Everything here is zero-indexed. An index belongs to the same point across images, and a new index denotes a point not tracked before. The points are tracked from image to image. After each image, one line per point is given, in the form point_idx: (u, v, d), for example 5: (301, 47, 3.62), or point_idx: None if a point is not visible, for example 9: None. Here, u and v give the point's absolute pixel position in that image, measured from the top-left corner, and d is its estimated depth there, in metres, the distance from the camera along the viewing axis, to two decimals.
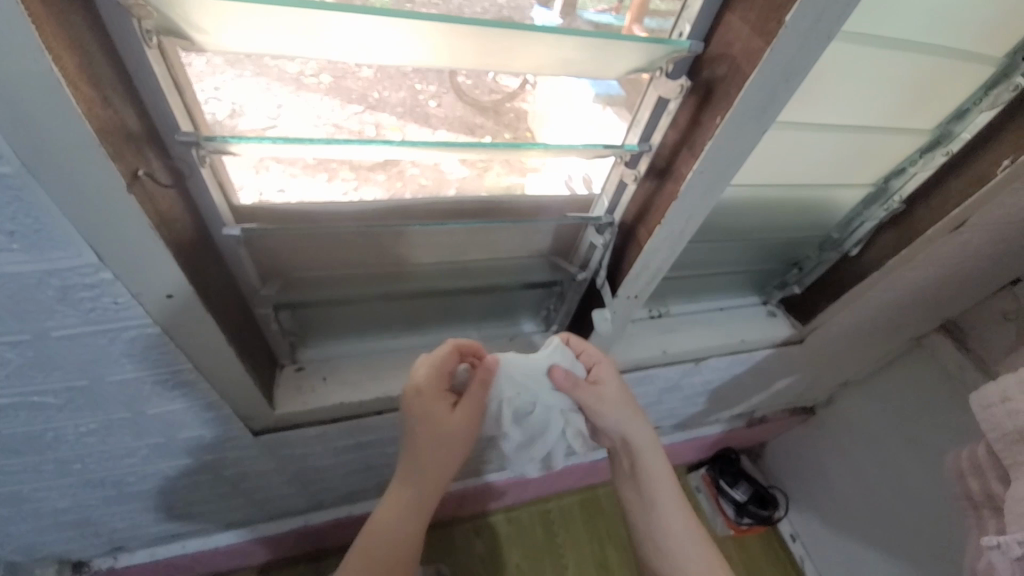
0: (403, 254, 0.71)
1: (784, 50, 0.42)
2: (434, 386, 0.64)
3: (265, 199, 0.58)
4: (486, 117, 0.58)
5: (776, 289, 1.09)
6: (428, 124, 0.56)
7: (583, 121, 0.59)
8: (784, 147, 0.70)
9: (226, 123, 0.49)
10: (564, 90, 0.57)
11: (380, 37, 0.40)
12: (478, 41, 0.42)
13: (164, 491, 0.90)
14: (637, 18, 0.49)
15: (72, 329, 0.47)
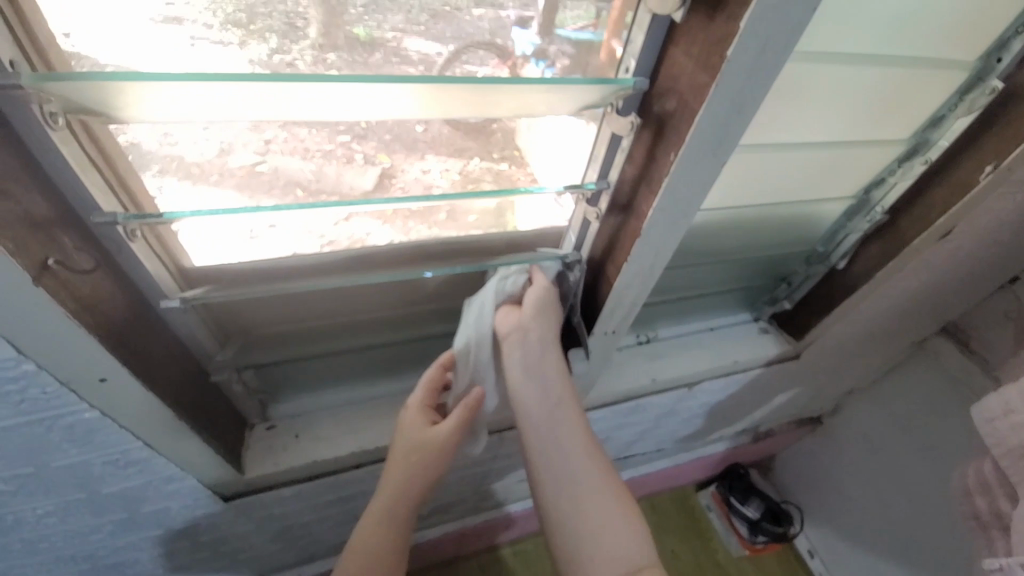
0: (388, 300, 0.68)
1: (730, 82, 0.39)
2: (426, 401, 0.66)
3: (258, 236, 0.56)
4: (473, 138, 0.56)
5: (766, 305, 1.05)
6: (417, 152, 0.54)
7: (575, 143, 0.58)
8: (757, 166, 0.68)
9: (216, 162, 0.48)
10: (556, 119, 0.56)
11: (349, 98, 0.38)
12: (453, 94, 0.41)
13: (143, 560, 0.86)
14: (614, 32, 0.47)
15: (5, 421, 0.44)
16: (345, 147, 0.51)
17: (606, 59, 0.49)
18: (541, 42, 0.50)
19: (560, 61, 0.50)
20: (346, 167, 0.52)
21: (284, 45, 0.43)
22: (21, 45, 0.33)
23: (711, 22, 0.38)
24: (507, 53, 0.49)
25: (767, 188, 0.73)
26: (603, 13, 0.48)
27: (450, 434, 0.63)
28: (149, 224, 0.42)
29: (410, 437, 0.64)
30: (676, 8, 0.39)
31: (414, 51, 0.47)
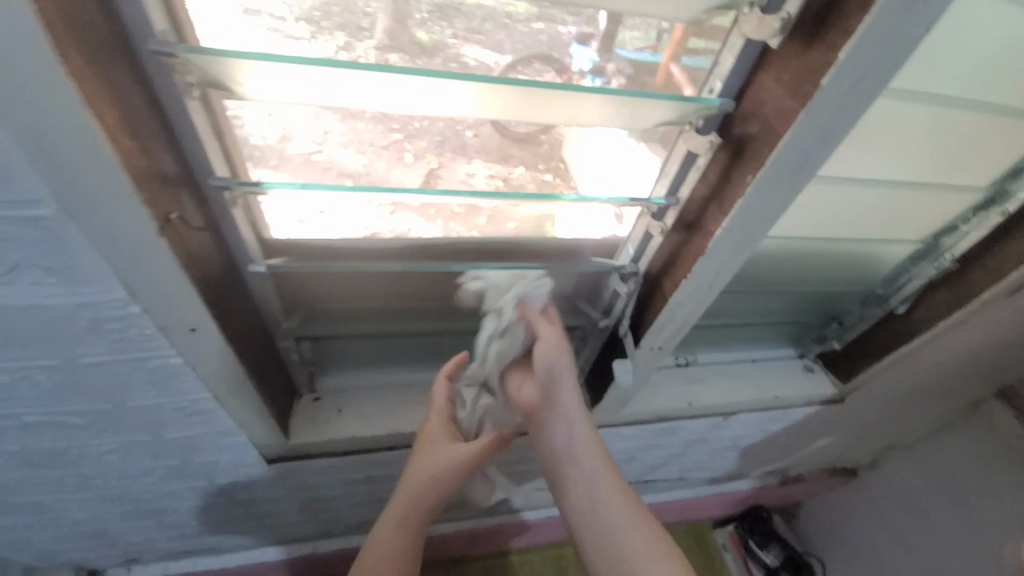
0: (443, 291, 0.71)
1: (820, 111, 0.40)
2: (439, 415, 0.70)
3: (307, 223, 0.60)
4: (521, 147, 0.59)
5: (813, 343, 1.02)
6: (465, 155, 0.56)
7: (628, 160, 0.59)
8: (826, 201, 0.67)
9: (276, 147, 0.51)
10: (603, 135, 0.57)
11: (431, 96, 0.41)
12: (503, 94, 0.42)
13: (179, 510, 0.90)
14: (675, 56, 0.49)
15: (102, 357, 0.48)
16: (396, 146, 0.54)
17: (663, 83, 0.50)
18: (599, 60, 0.51)
19: (615, 80, 0.50)
20: (398, 165, 0.54)
21: (351, 43, 0.45)
22: (170, 15, 0.35)
23: (807, 51, 0.39)
24: (563, 68, 0.51)
25: (831, 223, 0.72)
26: (665, 37, 0.49)
27: (474, 453, 0.65)
28: (252, 192, 0.46)
29: (429, 453, 0.66)
30: (773, 35, 0.40)
31: (471, 58, 0.48)
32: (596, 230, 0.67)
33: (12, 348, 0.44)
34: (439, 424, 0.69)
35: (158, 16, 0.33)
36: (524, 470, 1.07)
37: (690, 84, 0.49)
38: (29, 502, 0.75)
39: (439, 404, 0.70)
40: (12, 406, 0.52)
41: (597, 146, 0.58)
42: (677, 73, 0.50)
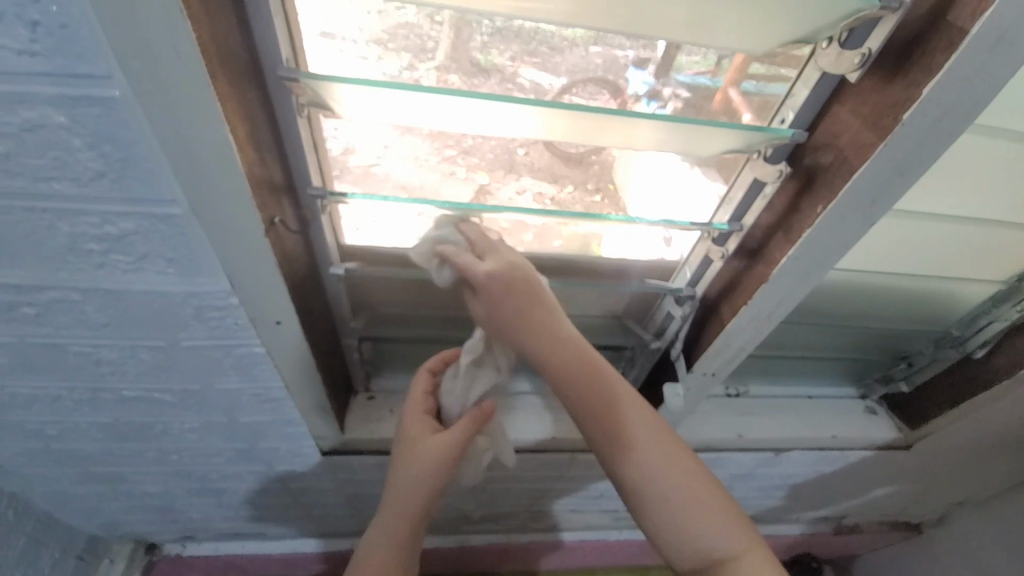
0: None
1: (902, 144, 0.40)
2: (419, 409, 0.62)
3: (363, 228, 0.61)
4: (571, 168, 0.59)
5: (877, 383, 0.96)
6: (514, 172, 0.58)
7: (682, 181, 0.58)
8: (899, 236, 0.65)
9: (340, 159, 0.54)
10: (658, 159, 0.56)
11: (508, 118, 0.44)
12: (573, 117, 0.44)
13: (236, 492, 0.96)
14: (733, 81, 0.50)
15: (200, 341, 0.53)
16: (450, 162, 0.57)
17: (720, 107, 0.51)
18: (655, 83, 0.51)
19: (671, 103, 0.52)
20: (449, 178, 0.57)
21: (414, 64, 0.47)
22: (291, 44, 0.40)
23: (887, 85, 0.40)
24: (617, 90, 0.52)
25: (903, 261, 0.69)
26: (724, 63, 0.49)
27: (452, 444, 0.57)
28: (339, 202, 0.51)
29: (407, 452, 0.59)
30: (852, 70, 0.40)
31: (528, 80, 0.51)
32: (641, 251, 0.66)
33: (129, 327, 0.50)
34: (418, 418, 0.61)
35: (284, 46, 0.38)
36: (561, 488, 1.06)
37: (749, 110, 0.50)
38: (112, 470, 0.82)
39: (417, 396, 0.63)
40: (118, 380, 0.58)
41: (649, 168, 0.58)
42: (735, 97, 0.50)
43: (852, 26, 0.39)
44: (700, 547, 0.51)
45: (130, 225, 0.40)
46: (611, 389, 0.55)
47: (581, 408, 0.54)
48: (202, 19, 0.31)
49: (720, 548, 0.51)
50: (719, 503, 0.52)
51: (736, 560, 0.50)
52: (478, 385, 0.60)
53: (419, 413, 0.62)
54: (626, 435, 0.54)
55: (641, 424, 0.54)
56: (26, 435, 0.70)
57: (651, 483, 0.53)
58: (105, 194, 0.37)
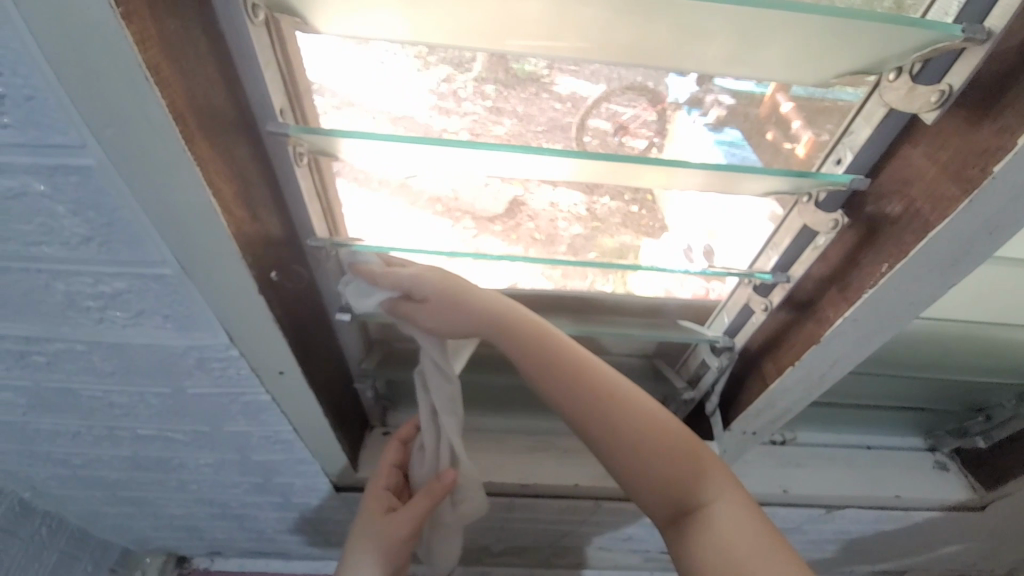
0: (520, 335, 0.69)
1: (991, 199, 0.33)
2: (380, 484, 0.66)
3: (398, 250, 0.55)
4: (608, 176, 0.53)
5: (949, 436, 0.85)
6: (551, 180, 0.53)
7: (736, 217, 0.53)
8: (981, 284, 0.56)
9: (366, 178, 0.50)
10: (704, 202, 0.52)
11: (525, 166, 0.40)
12: (597, 164, 0.39)
13: (256, 517, 0.96)
14: (784, 85, 0.44)
15: (204, 389, 0.52)
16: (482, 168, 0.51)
17: (767, 117, 0.46)
18: (698, 90, 0.46)
19: (715, 110, 0.47)
20: (484, 191, 0.52)
21: (452, 75, 0.44)
22: (288, 95, 0.37)
23: (974, 128, 0.33)
24: (658, 97, 0.46)
25: (989, 309, 0.59)
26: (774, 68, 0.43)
27: (402, 523, 0.60)
28: (345, 249, 0.48)
29: (364, 530, 0.63)
30: (928, 108, 0.34)
31: (565, 87, 0.46)
32: (676, 290, 0.60)
33: (134, 375, 0.49)
34: (378, 496, 0.65)
35: (278, 96, 0.36)
36: (587, 528, 1.00)
37: (801, 117, 0.44)
38: (137, 495, 0.83)
39: (385, 467, 0.67)
40: (131, 420, 0.58)
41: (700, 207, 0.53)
42: (784, 104, 0.45)
43: (928, 57, 0.32)
44: (668, 496, 0.49)
45: (122, 284, 0.38)
46: (575, 360, 0.50)
47: (544, 377, 0.50)
48: (174, 79, 0.29)
49: (690, 494, 0.48)
50: (691, 454, 0.50)
51: (710, 503, 0.48)
52: (435, 459, 0.60)
53: (381, 486, 0.66)
54: (597, 393, 0.49)
55: (610, 387, 0.50)
56: (54, 463, 0.71)
57: (621, 445, 0.49)
58: (94, 256, 0.36)
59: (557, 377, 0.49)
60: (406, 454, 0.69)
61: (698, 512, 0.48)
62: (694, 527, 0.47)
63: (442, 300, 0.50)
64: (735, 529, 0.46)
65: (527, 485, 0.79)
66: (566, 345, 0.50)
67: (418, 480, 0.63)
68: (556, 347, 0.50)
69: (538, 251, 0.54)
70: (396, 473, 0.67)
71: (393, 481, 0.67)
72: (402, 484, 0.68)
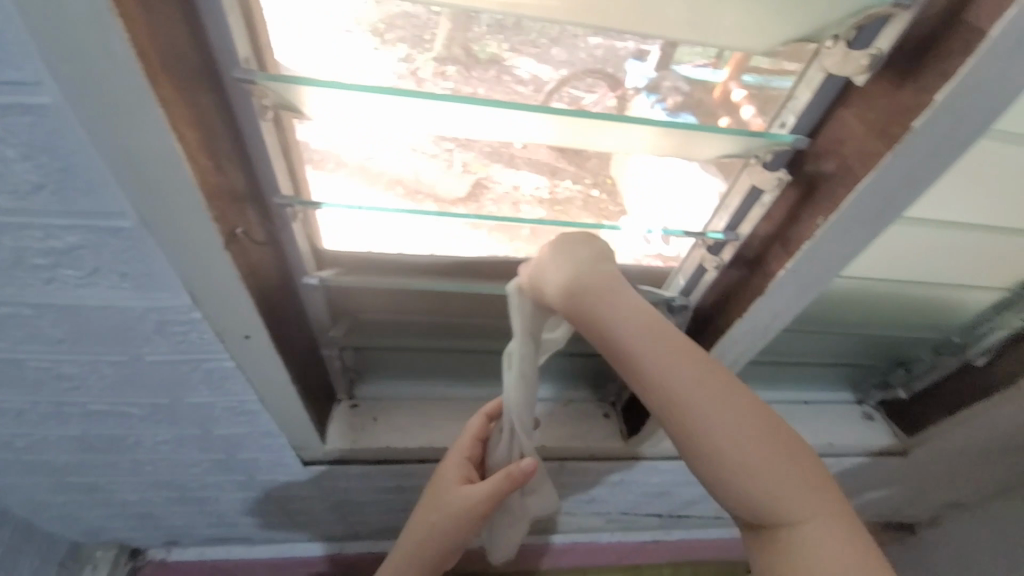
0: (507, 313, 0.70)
1: (908, 155, 0.38)
2: (459, 452, 0.64)
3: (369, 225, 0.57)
4: (567, 161, 0.56)
5: (875, 389, 0.95)
6: (513, 165, 0.55)
7: (685, 189, 0.56)
8: (901, 244, 0.62)
9: (317, 164, 0.51)
10: (659, 171, 0.55)
11: (494, 122, 0.41)
12: (560, 121, 0.40)
13: (217, 501, 0.93)
14: (735, 74, 0.47)
15: (163, 356, 0.50)
16: (447, 155, 0.53)
17: (721, 103, 0.49)
18: (655, 77, 0.50)
19: (671, 97, 0.50)
20: (445, 173, 0.53)
21: (411, 55, 0.45)
22: (253, 45, 0.36)
23: (898, 90, 0.37)
24: (616, 83, 0.49)
25: (909, 271, 0.67)
26: (725, 54, 0.47)
27: (480, 497, 0.57)
28: (311, 209, 0.48)
29: (440, 496, 0.61)
30: (860, 72, 0.37)
31: (524, 70, 0.47)
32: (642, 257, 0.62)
33: (89, 343, 0.47)
34: (457, 463, 0.63)
35: (242, 45, 0.35)
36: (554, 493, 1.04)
37: (751, 104, 0.47)
38: (87, 480, 0.79)
39: (468, 439, 0.66)
40: (83, 394, 0.55)
41: (656, 177, 0.56)
42: (738, 92, 0.48)
43: (861, 24, 0.36)
44: (768, 516, 0.41)
45: (75, 239, 0.36)
46: (669, 362, 0.42)
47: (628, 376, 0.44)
48: (140, 17, 0.28)
49: (783, 515, 0.41)
50: (794, 468, 0.41)
51: (805, 525, 0.40)
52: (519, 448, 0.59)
53: (460, 457, 0.64)
54: (692, 384, 0.42)
55: (702, 395, 0.41)
56: None
57: (726, 455, 0.41)
58: (45, 206, 0.34)
59: (637, 381, 0.43)
60: (490, 431, 0.67)
61: (786, 531, 0.41)
62: (780, 548, 0.41)
63: (544, 288, 0.47)
64: (829, 557, 0.40)
65: None
66: (673, 339, 0.43)
67: (498, 462, 0.61)
68: (647, 322, 0.44)
69: (501, 235, 0.60)
70: (477, 446, 0.65)
71: (474, 453, 0.65)
72: (480, 459, 0.66)
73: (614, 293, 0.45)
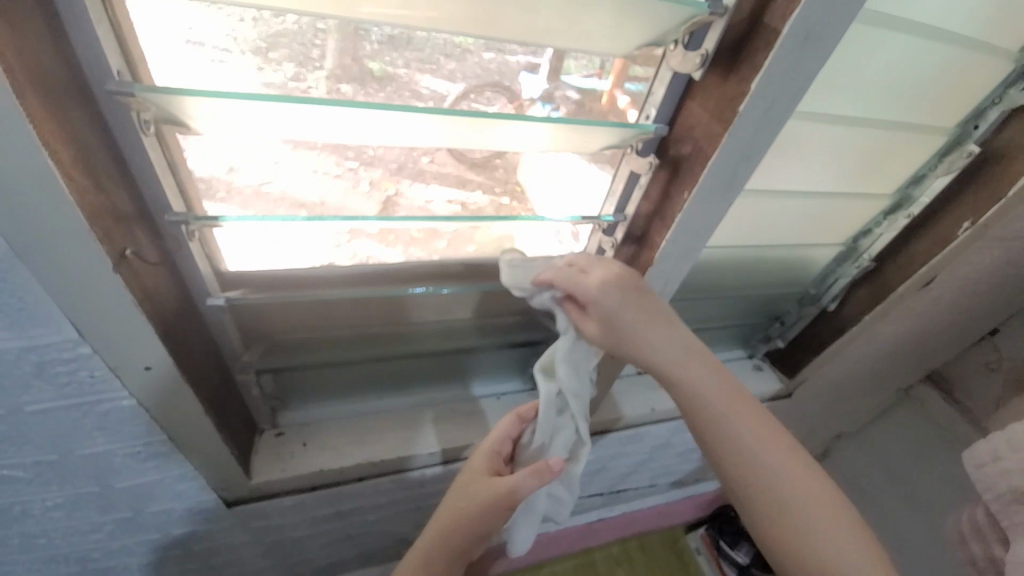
0: (402, 318, 0.72)
1: (739, 133, 0.47)
2: (491, 447, 0.65)
3: (280, 244, 0.57)
4: (479, 172, 0.60)
5: (760, 343, 1.09)
6: (422, 180, 0.57)
7: (581, 183, 0.62)
8: (754, 213, 0.75)
9: (219, 179, 0.49)
10: (557, 167, 0.61)
11: (388, 124, 0.42)
12: (449, 122, 0.43)
13: (128, 570, 0.83)
14: (619, 82, 0.53)
15: (48, 403, 0.46)
16: (352, 173, 0.54)
17: (611, 107, 0.54)
18: (548, 88, 0.54)
19: (563, 105, 0.54)
20: (351, 194, 0.54)
21: (300, 74, 0.44)
22: (130, 64, 0.35)
23: (725, 81, 0.45)
24: (513, 95, 0.53)
25: (768, 236, 0.81)
26: (608, 64, 0.52)
27: (508, 491, 0.57)
28: (208, 227, 0.46)
29: (470, 486, 0.61)
30: (696, 69, 0.45)
31: (426, 88, 0.49)
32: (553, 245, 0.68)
33: None
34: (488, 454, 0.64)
35: (115, 58, 0.34)
36: None
37: (635, 108, 0.53)
38: None
39: (498, 434, 0.66)
40: None
41: (551, 166, 0.61)
42: (623, 99, 0.53)
43: (691, 30, 0.43)
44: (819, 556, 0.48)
45: None
46: (738, 412, 0.54)
47: (727, 435, 0.53)
48: (6, 33, 0.28)
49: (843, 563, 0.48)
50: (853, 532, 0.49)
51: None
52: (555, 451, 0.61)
53: (491, 451, 0.65)
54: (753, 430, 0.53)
55: (762, 440, 0.53)
56: None
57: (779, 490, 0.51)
58: None
59: (713, 423, 0.54)
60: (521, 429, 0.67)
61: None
62: None
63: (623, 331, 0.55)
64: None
65: (435, 453, 0.80)
66: (742, 397, 0.55)
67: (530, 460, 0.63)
68: (720, 375, 0.55)
69: (418, 249, 0.64)
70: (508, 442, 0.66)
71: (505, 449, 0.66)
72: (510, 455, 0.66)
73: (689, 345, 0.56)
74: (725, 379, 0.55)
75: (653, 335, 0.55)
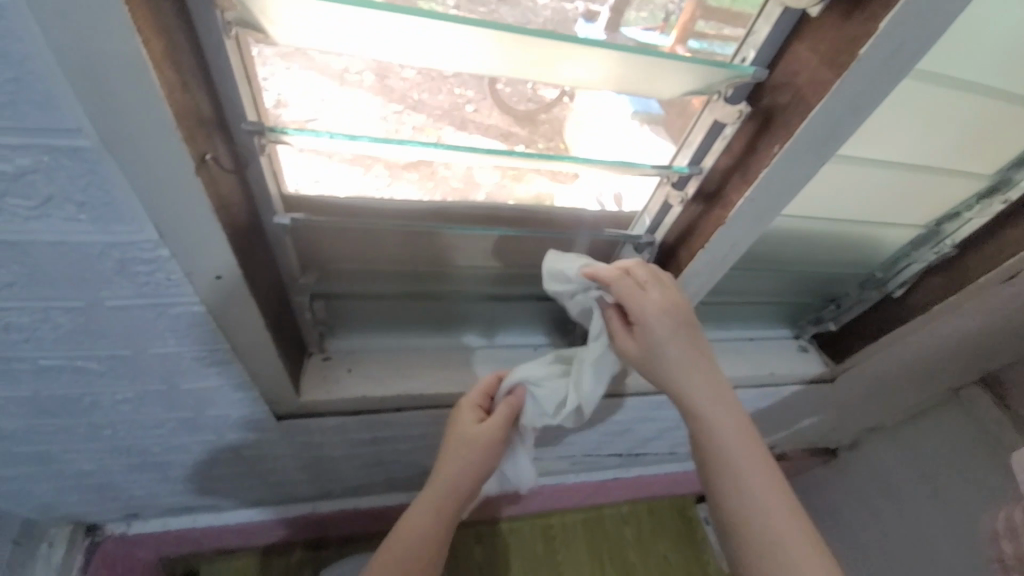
0: (444, 256, 0.71)
1: (852, 83, 0.42)
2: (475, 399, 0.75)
3: (342, 169, 0.57)
4: (521, 126, 0.56)
5: (810, 324, 1.04)
6: (464, 129, 0.55)
7: (635, 138, 0.57)
8: (834, 182, 0.70)
9: (271, 114, 0.48)
10: (606, 119, 0.56)
11: (467, 45, 0.40)
12: (531, 46, 0.41)
13: (184, 466, 0.90)
14: (682, 38, 0.47)
15: (125, 300, 0.49)
16: (395, 119, 0.52)
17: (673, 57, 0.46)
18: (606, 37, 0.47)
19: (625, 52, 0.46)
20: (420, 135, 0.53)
21: None
22: None
23: (846, 21, 0.41)
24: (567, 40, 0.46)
25: (843, 208, 0.75)
26: (672, 17, 0.47)
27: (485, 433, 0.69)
28: (277, 142, 0.46)
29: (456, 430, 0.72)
30: (812, 3, 0.40)
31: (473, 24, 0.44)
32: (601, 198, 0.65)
33: (43, 285, 0.45)
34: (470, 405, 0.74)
35: None
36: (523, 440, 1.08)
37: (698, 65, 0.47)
38: (37, 449, 0.75)
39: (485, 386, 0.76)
40: (32, 347, 0.52)
41: (603, 117, 0.56)
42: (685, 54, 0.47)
43: None
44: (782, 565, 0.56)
45: (27, 161, 0.35)
46: (736, 437, 0.61)
47: (721, 447, 0.61)
48: None
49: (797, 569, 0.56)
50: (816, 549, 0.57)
51: None
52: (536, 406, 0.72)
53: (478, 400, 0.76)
54: (747, 452, 0.61)
55: (752, 464, 0.60)
56: None
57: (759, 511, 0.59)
58: None
59: (712, 440, 0.62)
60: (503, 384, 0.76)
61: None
62: None
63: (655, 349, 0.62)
64: None
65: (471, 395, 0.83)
66: (741, 424, 0.62)
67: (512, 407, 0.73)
68: (725, 401, 0.63)
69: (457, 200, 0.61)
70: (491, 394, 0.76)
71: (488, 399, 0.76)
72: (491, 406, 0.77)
73: (706, 371, 0.63)
74: (724, 400, 0.63)
75: (679, 368, 0.62)
